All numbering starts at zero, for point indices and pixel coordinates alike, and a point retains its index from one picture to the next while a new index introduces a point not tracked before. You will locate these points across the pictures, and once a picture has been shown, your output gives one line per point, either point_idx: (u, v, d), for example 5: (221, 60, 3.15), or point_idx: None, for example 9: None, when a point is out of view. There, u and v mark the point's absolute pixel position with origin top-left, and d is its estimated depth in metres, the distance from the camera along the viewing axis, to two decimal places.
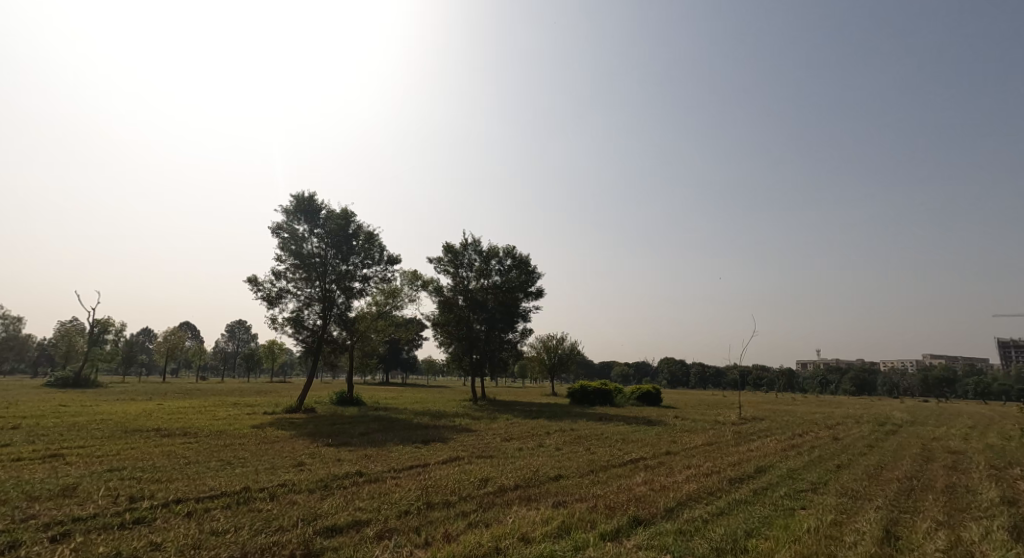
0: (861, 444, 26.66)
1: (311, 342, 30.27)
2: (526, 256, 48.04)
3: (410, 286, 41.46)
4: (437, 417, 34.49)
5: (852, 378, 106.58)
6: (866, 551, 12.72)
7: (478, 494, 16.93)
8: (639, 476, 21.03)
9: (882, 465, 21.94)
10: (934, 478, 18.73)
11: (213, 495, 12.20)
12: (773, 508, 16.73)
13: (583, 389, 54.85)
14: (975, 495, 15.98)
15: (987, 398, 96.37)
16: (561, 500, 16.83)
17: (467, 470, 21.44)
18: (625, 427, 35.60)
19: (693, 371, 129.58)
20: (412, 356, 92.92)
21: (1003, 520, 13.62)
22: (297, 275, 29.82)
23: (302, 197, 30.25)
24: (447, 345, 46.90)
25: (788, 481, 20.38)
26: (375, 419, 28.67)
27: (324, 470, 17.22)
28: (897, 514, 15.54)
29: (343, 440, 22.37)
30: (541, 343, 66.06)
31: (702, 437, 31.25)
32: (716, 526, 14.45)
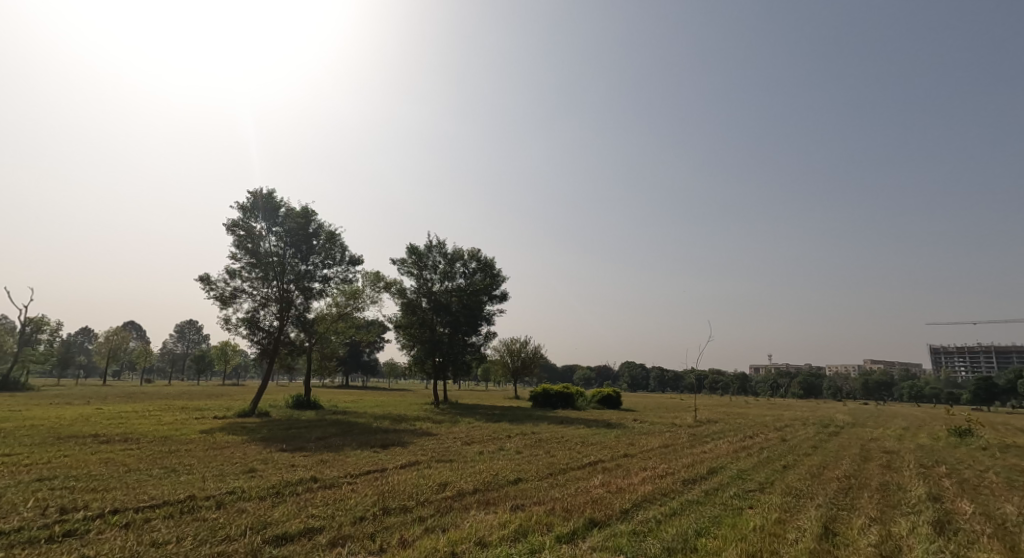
0: (806, 445, 27.87)
1: (267, 343, 29.57)
2: (491, 259, 48.35)
3: (372, 287, 41.02)
4: (397, 421, 34.20)
5: (800, 382, 111.03)
6: (805, 548, 13.31)
7: (435, 498, 16.96)
8: (597, 479, 21.42)
9: (824, 465, 22.97)
10: (870, 476, 19.76)
11: (154, 504, 11.88)
12: (721, 508, 17.29)
13: (545, 393, 55.35)
14: (905, 492, 16.96)
15: (922, 400, 102.24)
16: (519, 503, 17.00)
17: (425, 474, 21.43)
18: (584, 429, 36.13)
19: (652, 375, 132.47)
20: (373, 357, 91.76)
21: (930, 515, 14.47)
22: (253, 274, 29.10)
23: (259, 193, 29.55)
24: (410, 348, 46.51)
25: (738, 482, 21.11)
26: (334, 423, 28.26)
27: (277, 476, 16.94)
28: (836, 511, 16.31)
29: (298, 445, 21.97)
30: (504, 347, 66.28)
31: (659, 440, 32.00)
32: (668, 526, 14.88)
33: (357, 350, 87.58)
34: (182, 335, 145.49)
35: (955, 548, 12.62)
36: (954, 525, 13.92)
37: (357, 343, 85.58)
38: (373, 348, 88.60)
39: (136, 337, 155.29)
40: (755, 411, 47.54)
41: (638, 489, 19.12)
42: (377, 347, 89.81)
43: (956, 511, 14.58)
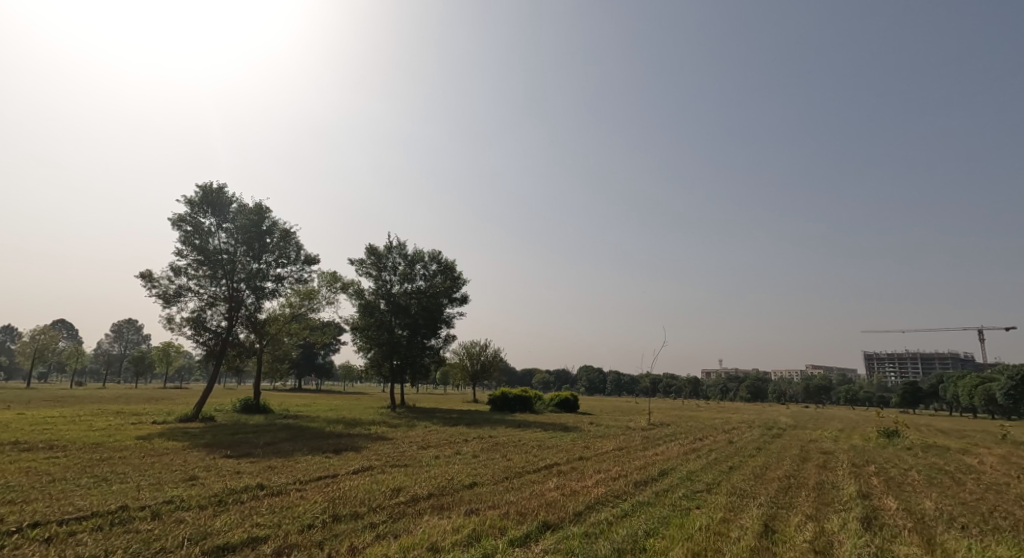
0: (751, 447, 28.90)
1: (214, 345, 28.64)
2: (451, 262, 48.30)
3: (328, 288, 40.25)
4: (352, 425, 33.68)
5: (747, 386, 115.20)
6: (746, 546, 13.84)
7: (388, 503, 16.82)
8: (552, 482, 21.68)
9: (767, 465, 23.92)
10: (808, 476, 20.69)
11: (81, 516, 11.41)
12: (670, 509, 17.76)
13: (504, 396, 55.48)
14: (838, 490, 17.85)
15: (857, 403, 107.65)
16: (473, 507, 17.05)
17: (378, 479, 21.18)
18: (541, 433, 36.46)
19: (609, 379, 134.80)
20: (327, 360, 89.89)
21: (859, 511, 15.28)
22: (200, 271, 28.13)
23: (209, 187, 28.48)
24: (367, 350, 45.85)
25: (687, 483, 21.72)
26: (284, 428, 27.58)
27: (220, 484, 16.43)
28: (776, 510, 17.00)
29: (245, 451, 21.40)
30: (464, 350, 66.08)
31: (613, 442, 32.62)
32: (619, 527, 15.20)
33: (311, 352, 85.64)
34: (119, 335, 138.80)
35: (881, 542, 13.33)
36: (880, 520, 14.72)
37: (311, 345, 83.69)
38: (328, 350, 86.81)
39: (65, 337, 146.91)
40: (706, 411, 53.83)
41: (591, 492, 19.44)
42: (332, 350, 88.00)
43: (883, 507, 15.43)
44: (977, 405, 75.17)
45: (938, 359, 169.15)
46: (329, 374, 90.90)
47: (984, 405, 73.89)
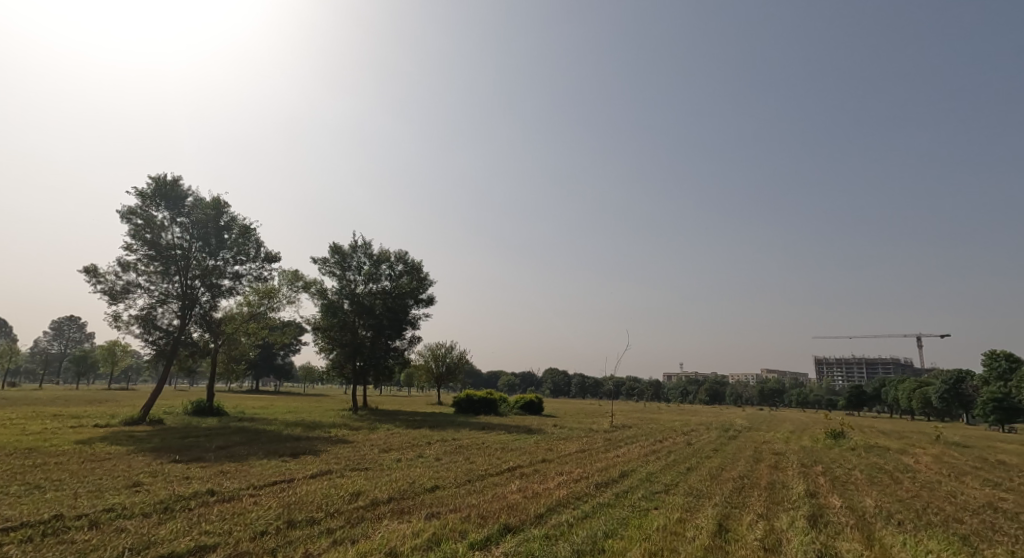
0: (709, 448, 29.51)
1: (164, 344, 27.65)
2: (418, 262, 47.95)
3: (289, 286, 39.34)
4: (311, 428, 32.97)
5: (705, 389, 117.94)
6: (700, 545, 14.12)
7: (346, 508, 16.53)
8: (514, 484, 21.69)
9: (723, 466, 24.50)
10: (761, 476, 21.29)
11: (9, 527, 10.89)
12: (629, 510, 18.00)
13: (468, 398, 55.11)
14: (788, 489, 18.41)
15: (809, 406, 111.50)
16: (434, 511, 16.90)
17: (336, 484, 20.81)
18: (505, 435, 36.46)
19: (573, 382, 135.90)
20: (287, 361, 87.81)
21: (806, 510, 15.79)
22: (150, 267, 27.07)
23: (163, 179, 27.40)
24: (328, 351, 44.98)
25: (646, 484, 22.06)
26: (239, 431, 26.80)
27: (167, 491, 15.87)
28: (730, 509, 17.41)
29: (195, 455, 20.72)
30: (429, 351, 65.55)
31: (576, 444, 32.88)
32: (579, 529, 15.33)
33: (270, 353, 83.53)
34: (59, 333, 132.13)
35: (825, 539, 13.79)
36: (826, 518, 15.25)
37: (270, 346, 81.63)
38: (288, 351, 84.84)
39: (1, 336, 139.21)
40: (667, 411, 60.96)
41: (553, 494, 19.54)
42: (292, 350, 86.01)
43: (828, 505, 15.99)
44: (916, 408, 78.81)
45: (883, 363, 176.77)
46: (288, 375, 88.83)
47: (921, 408, 77.63)
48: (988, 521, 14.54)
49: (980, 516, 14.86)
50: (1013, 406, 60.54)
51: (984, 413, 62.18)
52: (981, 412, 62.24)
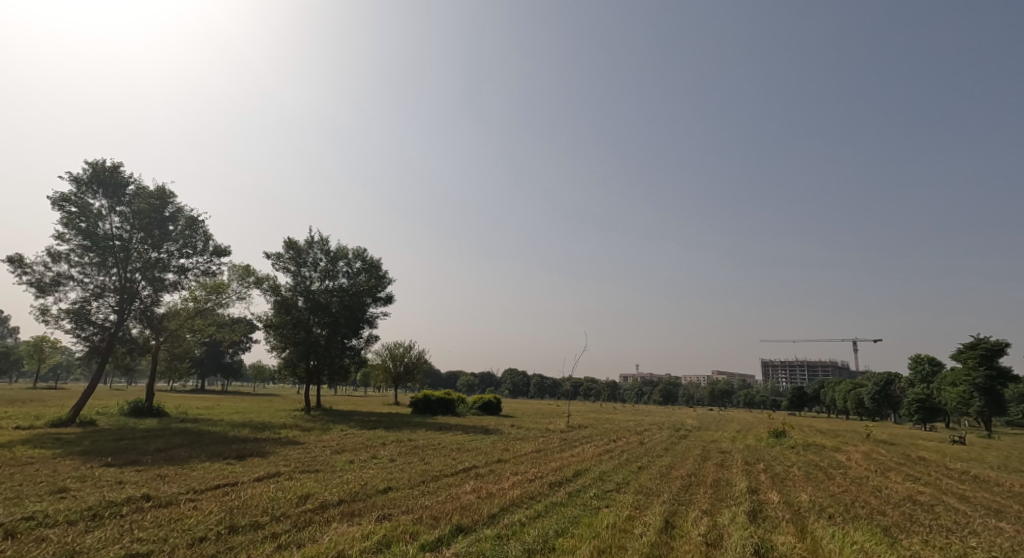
0: (660, 447, 30.15)
1: (99, 341, 26.28)
2: (377, 260, 47.35)
3: (240, 282, 37.98)
4: (260, 429, 31.96)
5: (659, 390, 120.53)
6: (647, 541, 14.32)
7: (293, 511, 16.06)
8: (469, 485, 21.54)
9: (673, 464, 25.04)
10: (707, 473, 21.82)
11: None
12: (581, 509, 18.12)
13: (426, 398, 54.23)
14: (732, 486, 18.89)
15: (755, 407, 115.44)
16: (386, 513, 16.63)
17: (283, 486, 20.19)
18: (462, 436, 36.25)
19: (532, 382, 136.88)
20: (235, 360, 84.87)
21: (747, 506, 16.21)
22: (85, 258, 25.70)
23: (101, 165, 26.06)
24: (280, 350, 43.62)
25: (599, 483, 22.25)
26: (179, 433, 25.69)
27: (96, 497, 15.06)
28: (676, 506, 17.76)
29: (129, 458, 19.76)
30: (386, 351, 64.49)
31: (532, 444, 33.05)
32: (530, 529, 15.31)
33: (216, 351, 80.62)
34: None
35: (763, 532, 14.23)
36: (765, 513, 15.71)
37: (217, 344, 78.76)
38: (236, 350, 82.04)
39: None
40: (622, 411, 62.86)
41: (508, 494, 19.48)
42: (241, 349, 83.25)
43: (767, 501, 16.52)
44: (849, 408, 82.36)
45: (822, 366, 185.13)
46: (237, 375, 86.03)
47: (856, 409, 81.37)
48: (909, 513, 15.31)
49: (901, 509, 15.62)
50: (934, 407, 63.75)
51: (908, 412, 64.90)
52: (906, 412, 64.97)
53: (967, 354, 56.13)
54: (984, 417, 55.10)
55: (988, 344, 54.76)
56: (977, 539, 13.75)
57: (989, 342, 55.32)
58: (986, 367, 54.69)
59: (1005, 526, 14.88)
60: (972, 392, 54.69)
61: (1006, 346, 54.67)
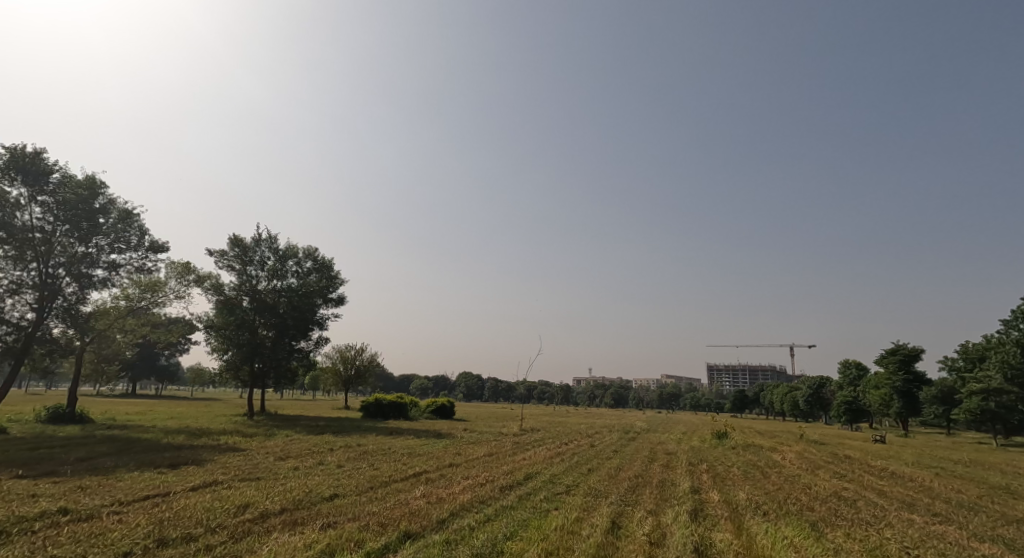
0: (610, 450, 30.40)
1: (14, 341, 24.44)
2: (329, 260, 46.23)
3: (179, 280, 36.17)
4: (197, 435, 30.44)
5: (611, 394, 122.32)
6: (594, 542, 14.28)
7: (231, 522, 15.29)
8: (418, 490, 21.07)
9: (621, 466, 25.28)
10: (653, 474, 22.14)
11: None
12: (530, 511, 18.00)
13: (378, 403, 53.19)
14: (676, 486, 19.19)
15: (701, 409, 118.78)
16: (331, 520, 16.03)
17: (221, 496, 19.20)
18: (413, 440, 35.62)
19: (487, 386, 136.49)
20: (170, 362, 80.94)
21: (689, 505, 16.47)
22: (1, 251, 23.84)
23: (22, 151, 24.34)
24: (222, 352, 41.75)
25: (549, 486, 22.20)
26: (106, 440, 24.15)
27: (5, 512, 13.92)
28: (623, 507, 17.89)
29: (45, 470, 18.38)
30: (337, 354, 62.82)
31: (484, 448, 32.72)
32: (479, 533, 15.06)
33: (151, 353, 76.69)
34: None
35: (702, 530, 14.47)
36: (705, 512, 15.97)
37: (151, 345, 74.87)
38: (172, 352, 78.18)
39: None
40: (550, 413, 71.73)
41: (457, 498, 19.17)
42: (177, 351, 79.34)
43: (708, 500, 16.83)
44: (786, 411, 85.76)
45: (763, 370, 192.56)
46: (173, 378, 81.88)
47: (791, 411, 84.96)
48: (835, 508, 15.90)
49: (828, 504, 16.22)
50: (860, 408, 67.08)
51: (837, 414, 68.06)
52: (835, 413, 68.13)
53: (888, 359, 59.31)
54: (902, 419, 58.27)
55: (907, 350, 58.20)
56: (893, 531, 14.39)
57: (907, 348, 58.76)
58: (904, 372, 57.97)
59: (917, 518, 15.63)
60: (892, 395, 57.84)
61: (922, 351, 58.25)
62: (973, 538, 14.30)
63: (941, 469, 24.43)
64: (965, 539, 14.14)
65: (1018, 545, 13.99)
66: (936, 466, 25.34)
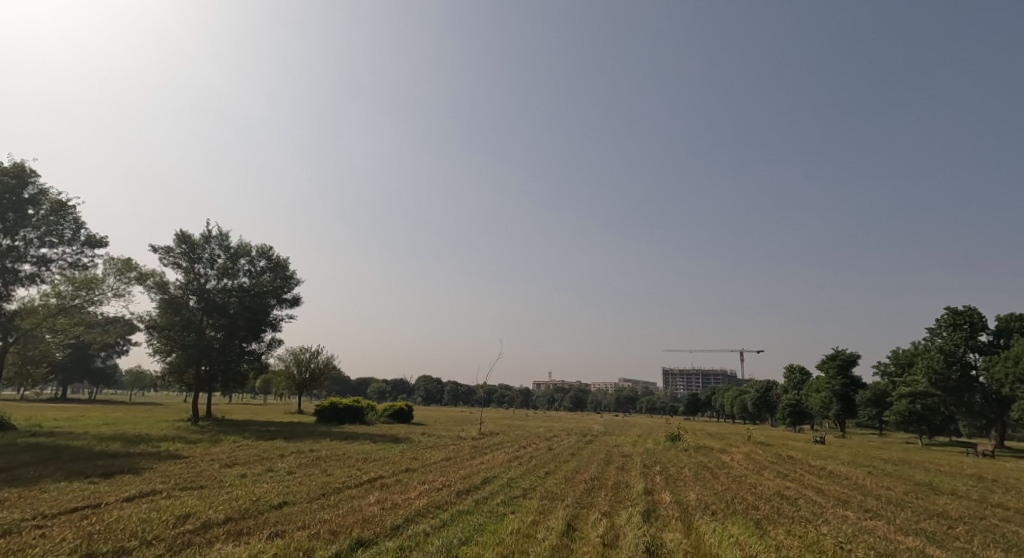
0: (567, 452, 30.37)
1: None
2: (284, 259, 44.84)
3: (118, 277, 34.30)
4: (135, 442, 28.82)
5: (570, 398, 123.23)
6: (549, 545, 14.03)
7: (169, 533, 14.36)
8: (372, 496, 20.40)
9: (578, 469, 25.19)
10: (609, 476, 22.11)
11: None
12: (486, 516, 17.63)
13: (333, 407, 51.81)
14: (630, 488, 19.19)
15: (656, 412, 121.07)
16: (279, 529, 15.25)
17: (159, 506, 18.06)
18: (369, 445, 34.72)
19: (446, 389, 135.33)
20: (107, 365, 77.17)
21: (642, 506, 16.45)
22: None
23: None
24: (165, 354, 39.67)
25: (506, 489, 21.87)
26: (31, 449, 22.50)
27: None
28: (578, 509, 17.75)
29: None
30: (291, 356, 60.93)
31: (442, 453, 32.14)
32: (433, 538, 14.58)
33: (84, 355, 73.04)
34: None
35: (655, 531, 14.42)
36: (657, 513, 15.95)
37: (85, 347, 71.25)
38: (109, 354, 74.58)
39: None
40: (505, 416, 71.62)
41: (412, 504, 18.62)
42: (115, 353, 75.68)
43: (660, 501, 16.83)
44: (735, 414, 88.06)
45: (715, 375, 198.21)
46: (110, 381, 77.95)
47: (740, 414, 87.54)
48: (778, 506, 16.13)
49: (772, 503, 16.45)
50: (803, 411, 69.48)
51: (782, 416, 70.40)
52: (780, 416, 70.47)
53: (828, 364, 61.77)
54: (840, 421, 60.77)
55: (845, 355, 60.70)
56: (829, 527, 14.65)
57: (846, 354, 61.34)
58: (842, 377, 60.62)
59: (851, 514, 16.00)
60: (831, 399, 60.28)
61: (859, 357, 60.92)
62: (899, 532, 14.72)
63: (876, 468, 25.40)
64: (891, 533, 14.53)
65: (939, 538, 14.48)
66: (869, 465, 26.29)
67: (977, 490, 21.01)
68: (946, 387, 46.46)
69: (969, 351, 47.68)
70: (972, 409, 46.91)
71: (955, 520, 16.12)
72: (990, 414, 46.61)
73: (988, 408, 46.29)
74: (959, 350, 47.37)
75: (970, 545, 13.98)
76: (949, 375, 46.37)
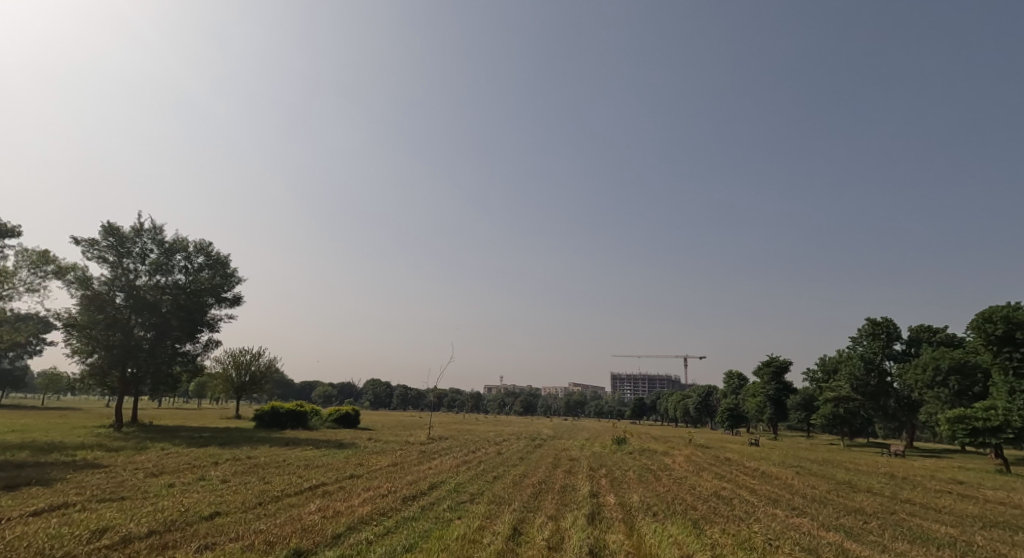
0: (517, 456, 29.84)
1: None
2: (224, 256, 42.58)
3: (32, 271, 31.51)
4: (47, 451, 26.35)
5: (521, 402, 123.01)
6: (495, 550, 13.42)
7: (80, 551, 12.86)
8: (312, 504, 19.19)
9: (526, 473, 24.67)
10: (557, 480, 21.66)
11: None
12: (432, 522, 16.84)
13: (274, 412, 49.42)
14: (575, 491, 18.82)
15: (603, 416, 122.32)
16: (210, 542, 13.95)
17: (73, 520, 16.32)
18: (312, 451, 33.10)
19: (396, 393, 132.64)
20: (16, 366, 71.26)
21: (588, 508, 16.08)
22: None
23: None
24: (85, 354, 36.80)
25: (453, 495, 21.11)
26: None
27: None
28: (525, 513, 17.19)
29: None
30: (229, 358, 57.90)
31: (389, 458, 30.97)
32: (376, 546, 13.69)
33: None
34: None
35: (597, 533, 14.05)
36: (602, 515, 15.62)
37: None
38: (20, 355, 68.97)
39: None
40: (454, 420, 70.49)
41: (355, 511, 17.59)
42: (26, 353, 69.96)
43: (606, 503, 16.49)
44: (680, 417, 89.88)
45: (661, 379, 203.07)
46: (19, 382, 71.97)
47: (683, 417, 89.62)
48: (714, 506, 16.08)
49: (709, 503, 16.38)
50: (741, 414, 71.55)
51: (721, 419, 72.30)
52: (719, 420, 72.37)
53: (762, 371, 63.67)
54: (773, 424, 62.92)
55: (778, 362, 62.72)
56: (759, 525, 14.63)
57: (779, 360, 63.40)
58: (776, 382, 62.77)
59: (779, 512, 16.10)
60: (766, 403, 62.34)
61: (790, 363, 63.10)
62: (821, 528, 14.88)
63: (804, 468, 26.13)
64: (814, 529, 14.68)
65: (856, 533, 14.70)
66: (798, 465, 27.02)
67: (890, 487, 21.80)
68: (866, 392, 49.34)
69: (885, 358, 50.43)
70: (887, 411, 50.16)
71: (870, 515, 16.51)
72: (902, 417, 50.22)
73: (900, 411, 49.57)
74: (877, 357, 50.23)
75: (882, 539, 14.23)
76: (868, 382, 49.32)
